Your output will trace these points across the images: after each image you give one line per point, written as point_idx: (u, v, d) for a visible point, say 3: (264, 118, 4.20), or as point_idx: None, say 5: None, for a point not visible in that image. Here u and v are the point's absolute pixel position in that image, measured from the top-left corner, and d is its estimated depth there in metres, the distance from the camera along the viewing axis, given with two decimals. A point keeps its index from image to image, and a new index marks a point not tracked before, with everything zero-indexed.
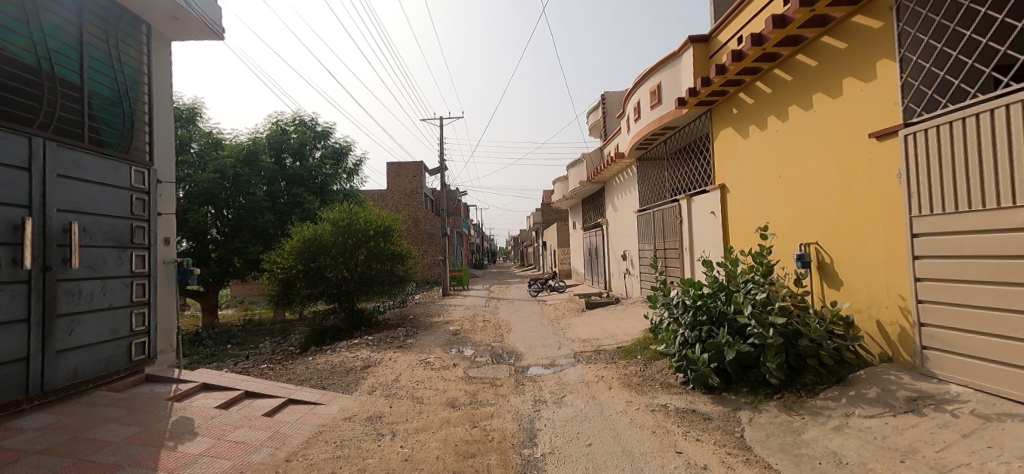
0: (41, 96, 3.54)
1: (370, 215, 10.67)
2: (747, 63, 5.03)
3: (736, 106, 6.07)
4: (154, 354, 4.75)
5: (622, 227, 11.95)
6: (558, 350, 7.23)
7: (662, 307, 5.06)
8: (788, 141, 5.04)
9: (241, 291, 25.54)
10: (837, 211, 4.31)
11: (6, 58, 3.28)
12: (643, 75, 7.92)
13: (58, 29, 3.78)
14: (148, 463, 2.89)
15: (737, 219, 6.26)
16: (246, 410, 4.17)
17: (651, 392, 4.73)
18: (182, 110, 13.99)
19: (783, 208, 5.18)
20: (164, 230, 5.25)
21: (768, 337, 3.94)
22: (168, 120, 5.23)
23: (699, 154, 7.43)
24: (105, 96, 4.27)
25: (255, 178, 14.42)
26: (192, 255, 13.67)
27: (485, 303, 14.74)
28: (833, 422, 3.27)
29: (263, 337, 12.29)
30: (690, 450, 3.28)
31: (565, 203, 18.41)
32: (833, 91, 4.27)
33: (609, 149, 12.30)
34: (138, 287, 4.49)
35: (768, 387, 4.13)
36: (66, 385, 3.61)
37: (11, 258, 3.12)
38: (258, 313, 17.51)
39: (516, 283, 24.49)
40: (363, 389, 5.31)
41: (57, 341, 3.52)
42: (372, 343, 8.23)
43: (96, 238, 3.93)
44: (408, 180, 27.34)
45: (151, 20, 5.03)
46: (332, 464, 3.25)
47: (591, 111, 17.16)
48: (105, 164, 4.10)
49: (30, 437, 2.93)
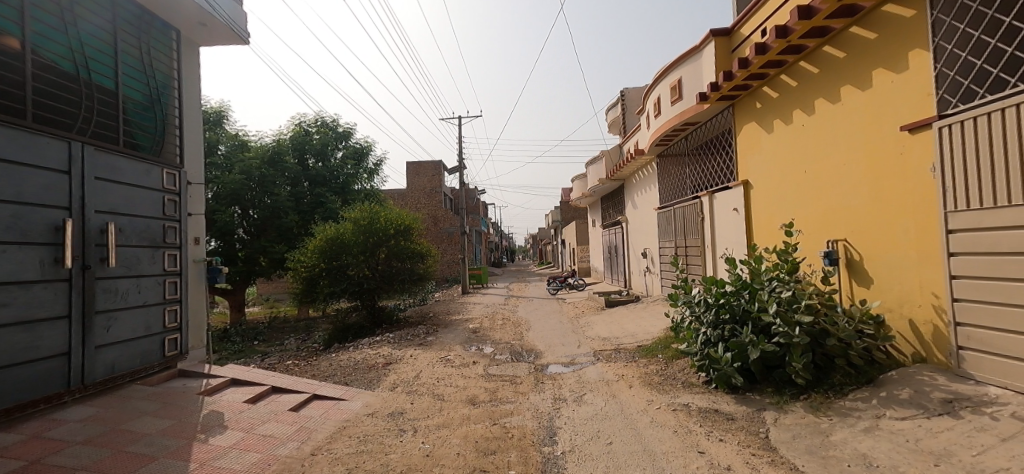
0: (79, 103, 3.69)
1: (390, 214, 10.76)
2: (771, 56, 4.91)
3: (761, 101, 5.93)
4: (186, 350, 4.90)
5: (642, 224, 11.84)
6: (577, 349, 7.20)
7: (683, 306, 4.98)
8: (813, 135, 4.92)
9: (266, 289, 26.33)
10: (866, 207, 4.19)
11: (44, 65, 3.42)
12: (663, 70, 7.81)
13: (96, 40, 3.95)
14: (182, 455, 2.99)
15: (760, 215, 6.16)
16: (273, 405, 4.28)
17: (673, 392, 4.67)
18: (209, 113, 14.39)
19: (808, 205, 5.05)
20: (195, 230, 5.34)
21: (794, 336, 3.87)
22: (197, 123, 5.38)
23: (720, 150, 7.30)
24: (138, 101, 4.42)
25: (279, 179, 14.76)
26: (220, 255, 14.07)
27: (504, 302, 14.77)
28: (863, 424, 3.19)
29: (288, 334, 12.59)
30: (713, 450, 3.23)
31: (583, 201, 18.32)
32: (863, 83, 4.14)
33: (628, 146, 12.18)
34: (170, 285, 4.65)
35: (793, 388, 4.06)
36: (105, 379, 3.78)
37: (54, 258, 3.30)
38: (283, 310, 17.94)
39: (535, 281, 24.44)
40: (385, 386, 5.39)
41: (96, 337, 3.68)
42: (393, 341, 8.35)
43: (131, 239, 4.08)
44: (427, 179, 27.58)
45: (182, 27, 5.18)
46: (356, 459, 3.32)
47: (610, 107, 16.99)
48: (138, 166, 4.25)
49: (72, 429, 3.07)
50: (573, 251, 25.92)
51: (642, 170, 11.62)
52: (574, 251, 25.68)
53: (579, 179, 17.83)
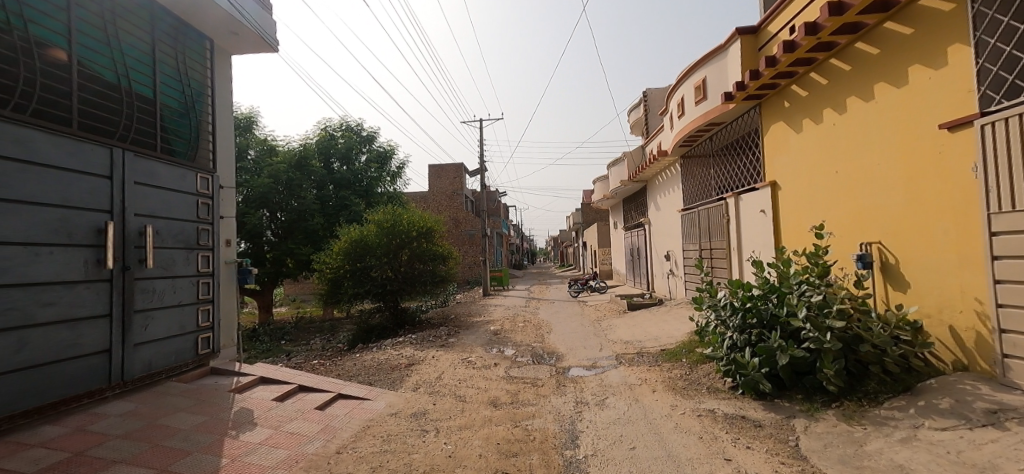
0: (120, 111, 3.86)
1: (412, 216, 10.89)
2: (799, 54, 4.78)
3: (789, 99, 5.78)
4: (217, 349, 5.06)
5: (665, 226, 11.68)
6: (599, 352, 7.15)
7: (708, 309, 4.88)
8: (844, 134, 4.76)
9: (293, 290, 27.00)
10: (901, 208, 4.04)
11: (89, 75, 3.59)
12: (686, 70, 7.70)
13: (136, 51, 4.13)
14: (214, 450, 3.09)
15: (789, 218, 6.00)
16: (300, 403, 4.38)
17: (697, 397, 4.58)
18: (240, 119, 14.88)
19: (840, 207, 4.90)
20: (226, 233, 5.51)
21: (825, 341, 3.75)
22: (230, 129, 5.56)
23: (747, 150, 7.15)
24: (175, 109, 4.60)
25: (305, 182, 15.13)
26: (249, 256, 14.51)
27: (525, 304, 14.76)
28: (899, 434, 3.07)
29: (314, 334, 12.88)
30: (740, 457, 3.16)
31: (604, 203, 18.17)
32: (898, 80, 3.99)
33: (651, 146, 12.04)
34: (203, 285, 4.82)
35: (825, 395, 3.93)
36: (142, 375, 3.94)
37: (96, 259, 3.46)
38: (309, 311, 18.36)
39: (556, 284, 24.34)
40: (408, 386, 5.45)
41: (134, 335, 3.84)
42: (416, 342, 8.45)
43: (167, 241, 4.24)
44: (449, 182, 27.85)
45: (216, 37, 5.37)
46: (380, 458, 3.37)
47: (631, 108, 16.83)
48: (174, 171, 4.42)
49: (112, 423, 3.21)
50: (595, 253, 25.71)
51: (665, 171, 11.44)
52: (595, 253, 25.47)
53: (600, 181, 17.72)
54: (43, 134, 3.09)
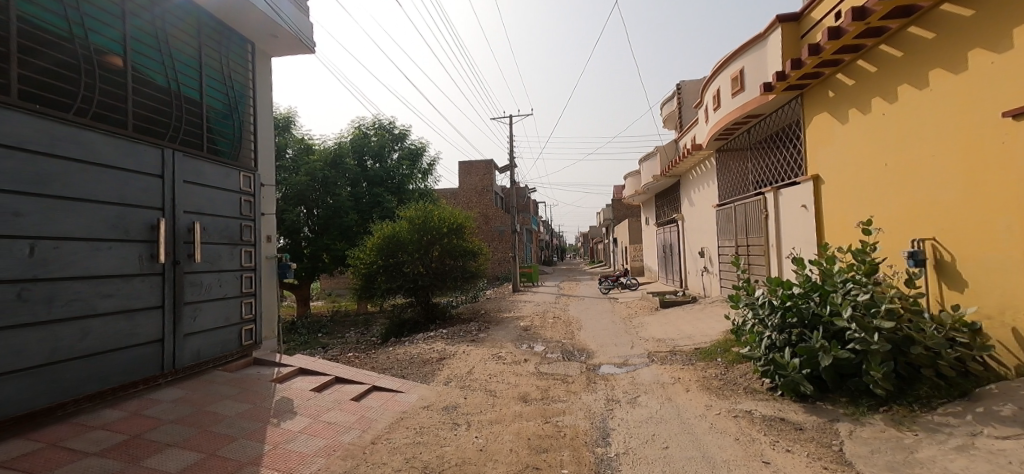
0: (171, 113, 4.07)
1: (443, 213, 11.02)
2: (845, 41, 4.55)
3: (833, 89, 5.52)
4: (259, 340, 5.28)
5: (699, 222, 11.39)
6: (631, 349, 7.06)
7: (745, 308, 4.74)
8: (895, 124, 4.51)
9: (329, 284, 27.92)
10: (957, 203, 3.80)
11: (142, 80, 3.79)
12: (722, 61, 7.48)
13: (184, 55, 4.32)
14: (257, 437, 3.23)
15: (833, 213, 5.74)
16: (337, 394, 4.52)
17: (734, 397, 4.46)
18: (279, 119, 15.46)
19: (889, 202, 4.65)
20: (267, 229, 5.72)
21: (873, 343, 3.58)
22: (270, 129, 5.76)
23: (787, 143, 6.89)
24: (220, 110, 4.81)
25: (340, 179, 15.57)
26: (288, 252, 15.09)
27: (555, 300, 14.74)
28: (954, 441, 2.89)
29: (349, 327, 13.28)
30: (779, 460, 3.06)
31: (635, 198, 17.89)
32: (956, 66, 3.75)
33: (685, 140, 11.76)
34: (246, 279, 5.04)
35: (872, 399, 3.76)
36: (192, 364, 4.15)
37: (149, 254, 3.66)
38: (343, 305, 18.94)
39: (586, 280, 24.17)
40: (439, 380, 5.54)
41: (184, 326, 4.05)
42: (447, 336, 8.57)
43: (213, 236, 4.45)
44: (479, 178, 28.07)
45: (256, 40, 5.56)
46: (413, 449, 3.44)
47: (664, 101, 16.43)
48: (219, 170, 4.62)
49: (165, 408, 3.40)
50: (626, 249, 25.33)
51: (699, 166, 11.13)
52: (627, 249, 25.08)
53: (631, 176, 17.44)
54: (101, 137, 3.28)
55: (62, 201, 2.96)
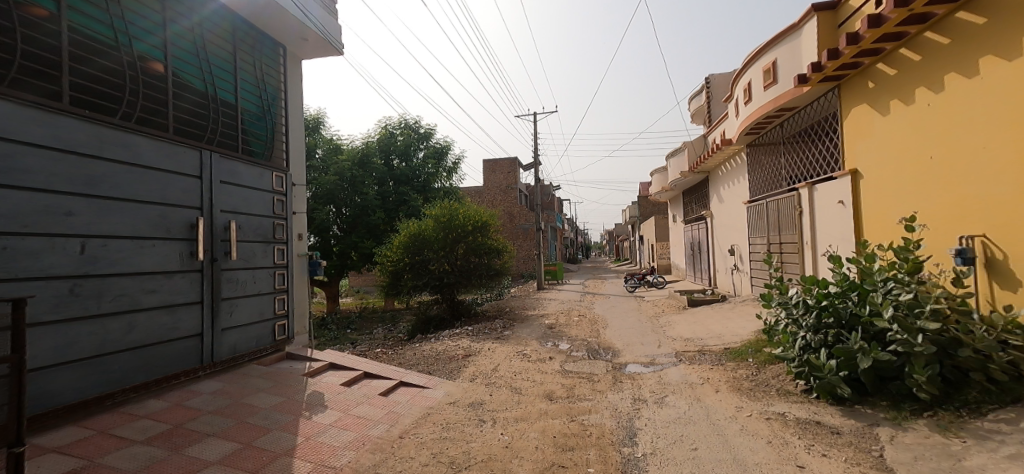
0: (208, 116, 4.22)
1: (468, 211, 11.09)
2: (886, 29, 4.35)
3: (873, 79, 5.28)
4: (291, 336, 5.44)
5: (729, 219, 11.12)
6: (657, 349, 6.96)
7: (778, 307, 4.61)
8: (940, 115, 4.29)
9: (358, 281, 28.58)
10: (1010, 197, 3.59)
11: (182, 84, 3.95)
12: (754, 53, 7.28)
13: (219, 60, 4.48)
14: (290, 429, 3.33)
15: (872, 209, 5.51)
16: (366, 388, 4.62)
17: (766, 399, 4.34)
18: (309, 120, 15.89)
19: (934, 197, 4.43)
20: (298, 227, 5.89)
21: (916, 345, 3.42)
22: (301, 130, 5.93)
23: (822, 137, 6.65)
24: (254, 112, 4.97)
25: (367, 179, 15.87)
26: (318, 249, 15.51)
27: (580, 298, 14.67)
28: (1006, 450, 2.74)
29: (376, 323, 13.56)
30: (815, 465, 2.96)
31: (663, 195, 17.60)
32: (1008, 52, 3.53)
33: (714, 135, 11.50)
34: (279, 276, 5.20)
35: (915, 403, 3.59)
36: (229, 358, 4.32)
37: (189, 251, 3.82)
38: (371, 302, 19.34)
39: (612, 278, 23.95)
40: (465, 377, 5.59)
41: (222, 321, 4.21)
42: (472, 334, 8.65)
43: (248, 235, 4.61)
44: (503, 176, 28.15)
45: (287, 43, 5.72)
46: (440, 444, 3.49)
47: (692, 95, 16.06)
48: (253, 170, 4.78)
49: (204, 399, 3.55)
50: (652, 247, 24.92)
51: (729, 161, 10.85)
52: (653, 247, 24.67)
53: (658, 173, 17.15)
54: (144, 140, 3.44)
55: (110, 202, 3.12)
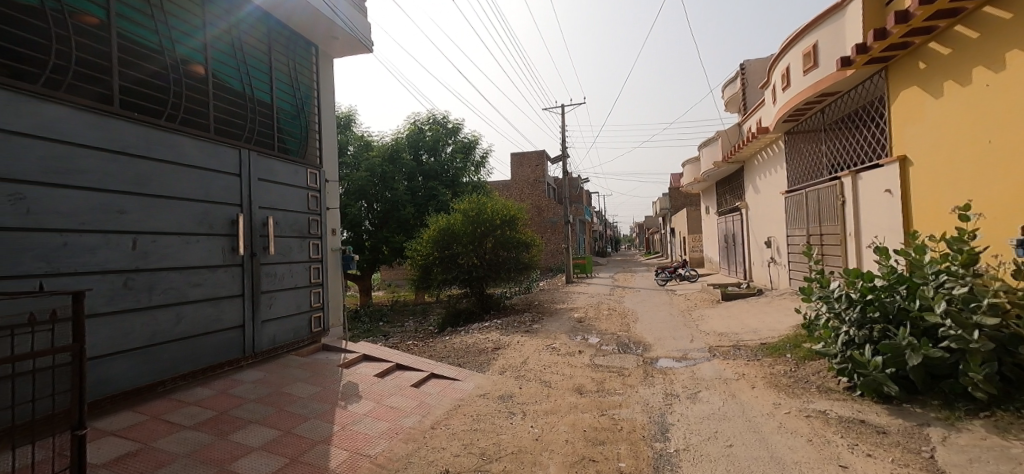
0: (245, 115, 4.37)
1: (496, 205, 11.12)
2: (939, 5, 4.09)
3: (924, 60, 4.98)
4: (326, 328, 5.61)
5: (765, 210, 10.75)
6: (690, 343, 6.82)
7: (818, 301, 4.45)
8: (1000, 96, 4.01)
9: (390, 275, 29.20)
10: None
11: (221, 85, 4.10)
12: (793, 36, 6.98)
13: (256, 61, 4.63)
14: (327, 418, 3.44)
15: (922, 198, 5.22)
16: (398, 380, 4.72)
17: (805, 397, 4.19)
18: (340, 118, 16.27)
19: (992, 184, 4.15)
20: (332, 222, 6.05)
21: (972, 341, 3.24)
22: (333, 127, 6.06)
23: (867, 122, 6.33)
24: (287, 111, 5.11)
25: (397, 174, 16.12)
26: (351, 244, 15.92)
27: (609, 292, 14.54)
28: None
29: (407, 316, 13.83)
30: (859, 465, 2.85)
31: (695, 186, 17.17)
32: None
33: (749, 124, 11.11)
34: (314, 270, 5.36)
35: (970, 402, 3.40)
36: (269, 349, 4.49)
37: (230, 247, 3.98)
38: (402, 295, 19.74)
39: (641, 271, 23.55)
40: (495, 370, 5.63)
41: (262, 313, 4.39)
42: (502, 327, 8.70)
43: (285, 230, 4.77)
44: (530, 170, 28.08)
45: (320, 43, 5.87)
46: (471, 436, 3.53)
47: (727, 83, 15.53)
48: (289, 168, 4.93)
49: (246, 388, 3.70)
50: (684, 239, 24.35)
51: (765, 150, 10.48)
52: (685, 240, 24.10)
53: (690, 163, 16.72)
54: (188, 139, 3.59)
55: (159, 200, 3.29)
